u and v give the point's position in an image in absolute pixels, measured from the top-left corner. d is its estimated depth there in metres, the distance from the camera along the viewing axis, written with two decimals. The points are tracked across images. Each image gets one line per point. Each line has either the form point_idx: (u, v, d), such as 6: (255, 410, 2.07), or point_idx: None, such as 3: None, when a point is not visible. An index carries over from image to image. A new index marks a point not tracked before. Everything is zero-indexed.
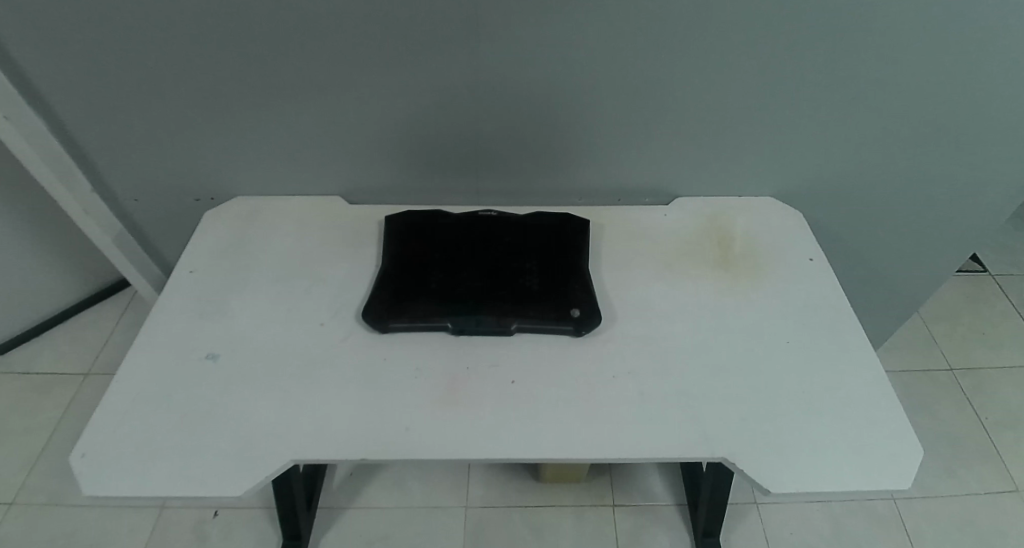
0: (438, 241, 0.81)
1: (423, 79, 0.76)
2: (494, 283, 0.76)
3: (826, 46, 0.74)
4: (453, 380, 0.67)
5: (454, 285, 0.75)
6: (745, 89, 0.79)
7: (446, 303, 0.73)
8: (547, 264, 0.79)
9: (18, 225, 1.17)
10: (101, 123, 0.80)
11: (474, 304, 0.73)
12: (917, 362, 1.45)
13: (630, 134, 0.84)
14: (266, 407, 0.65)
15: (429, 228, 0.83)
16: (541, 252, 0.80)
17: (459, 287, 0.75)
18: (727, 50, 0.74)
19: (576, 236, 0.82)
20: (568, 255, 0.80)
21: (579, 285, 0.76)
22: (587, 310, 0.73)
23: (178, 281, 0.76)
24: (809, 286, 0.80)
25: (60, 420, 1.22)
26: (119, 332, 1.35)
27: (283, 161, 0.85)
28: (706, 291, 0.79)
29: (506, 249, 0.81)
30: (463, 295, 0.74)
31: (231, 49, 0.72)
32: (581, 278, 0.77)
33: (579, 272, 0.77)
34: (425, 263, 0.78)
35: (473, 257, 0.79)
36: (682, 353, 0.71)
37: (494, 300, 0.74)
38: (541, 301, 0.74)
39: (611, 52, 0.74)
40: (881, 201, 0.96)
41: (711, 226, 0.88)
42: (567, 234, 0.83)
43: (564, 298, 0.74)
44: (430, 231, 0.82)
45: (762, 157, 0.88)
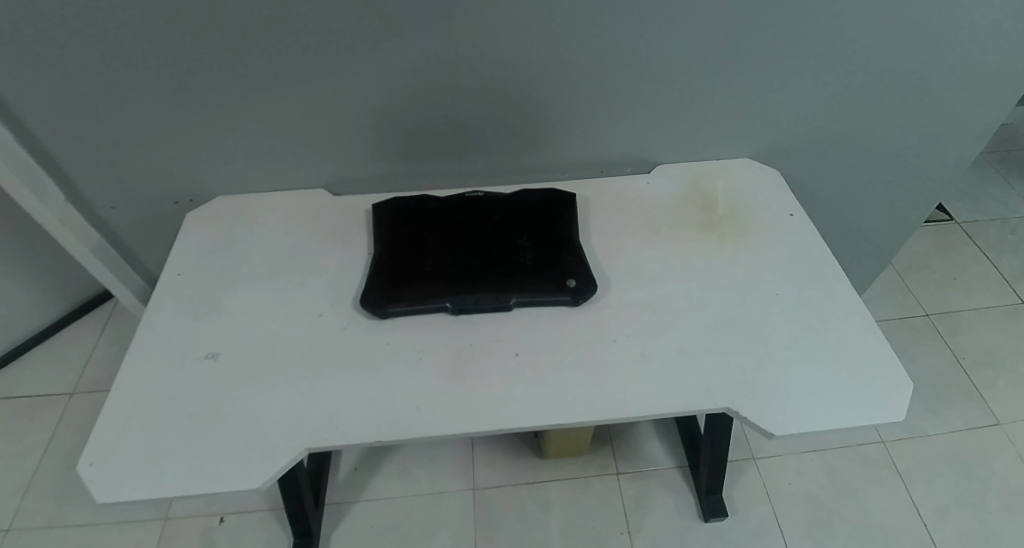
0: (428, 225, 0.82)
1: (402, 63, 0.76)
2: (489, 262, 0.77)
3: (797, 4, 0.76)
4: (458, 357, 0.68)
5: (449, 267, 0.76)
6: (721, 53, 0.80)
7: (443, 285, 0.74)
8: (539, 239, 0.80)
9: None
10: (71, 130, 0.77)
11: (472, 283, 0.74)
12: (895, 311, 1.50)
13: (610, 105, 0.85)
14: (274, 401, 0.64)
15: (417, 213, 0.83)
16: (532, 228, 0.82)
17: (454, 268, 0.76)
18: (702, 13, 0.75)
19: (563, 210, 0.84)
20: (558, 228, 0.81)
21: (572, 257, 0.77)
22: (582, 280, 0.75)
23: (168, 284, 0.75)
24: (792, 239, 0.82)
25: (50, 441, 1.19)
26: (102, 348, 1.32)
27: (264, 157, 0.84)
28: (696, 252, 0.80)
29: (497, 227, 0.82)
30: (460, 276, 0.75)
31: (202, 45, 0.71)
32: (573, 250, 0.78)
33: (571, 244, 0.79)
34: (418, 247, 0.79)
35: (465, 238, 0.80)
36: (678, 313, 0.73)
37: (491, 277, 0.75)
38: (537, 275, 0.75)
39: (588, 23, 0.74)
40: (853, 156, 0.99)
41: (694, 189, 0.90)
42: (555, 208, 0.84)
43: (559, 270, 0.76)
44: (419, 216, 0.83)
45: (739, 119, 0.90)
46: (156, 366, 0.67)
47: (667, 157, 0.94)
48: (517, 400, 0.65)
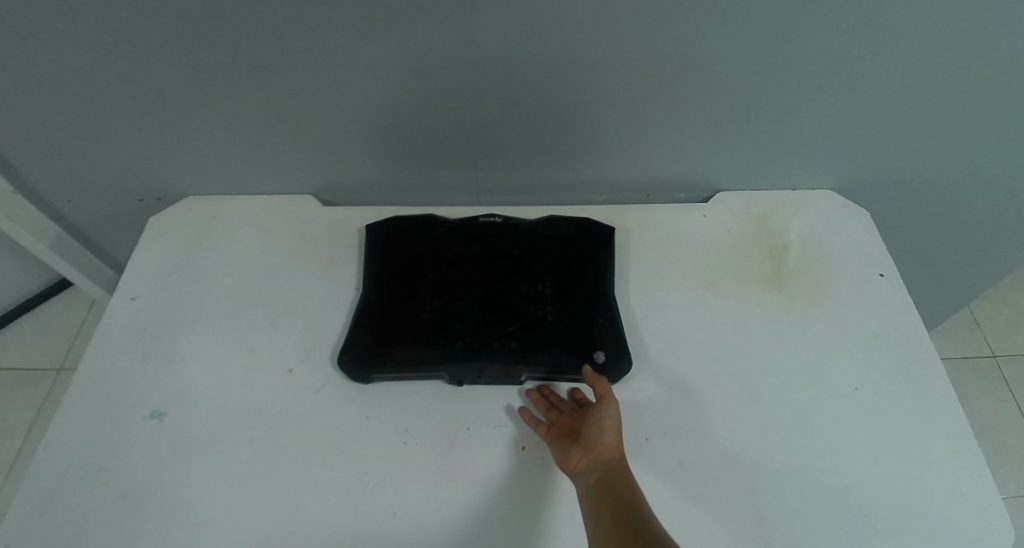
0: (430, 258, 0.67)
1: (409, 61, 0.60)
2: (500, 315, 0.63)
3: (945, 16, 0.56)
4: (450, 447, 0.56)
5: (451, 319, 0.63)
6: (821, 70, 0.61)
7: (442, 345, 0.61)
8: (564, 288, 0.65)
9: None
10: (9, 116, 0.64)
11: (477, 345, 0.61)
12: (958, 349, 1.32)
13: (666, 123, 0.68)
14: (223, 484, 0.53)
15: (419, 241, 0.69)
16: (556, 272, 0.67)
17: (457, 320, 0.63)
18: (809, 21, 0.57)
19: (596, 249, 0.68)
20: (588, 275, 0.66)
21: (604, 319, 0.63)
22: (613, 353, 0.61)
23: (117, 312, 0.63)
24: (879, 310, 0.66)
25: (34, 421, 1.10)
26: (93, 322, 1.21)
27: (241, 156, 0.70)
28: (757, 319, 0.65)
29: (513, 267, 0.67)
30: (463, 333, 0.62)
31: (154, 27, 0.56)
32: (605, 308, 0.64)
33: (603, 300, 0.64)
34: (416, 288, 0.65)
35: (473, 279, 0.66)
36: (727, 406, 0.58)
37: (501, 339, 0.61)
38: (558, 341, 0.61)
39: (651, 24, 0.57)
40: (972, 209, 0.79)
41: (760, 228, 0.73)
42: (586, 245, 0.69)
43: (585, 337, 0.62)
44: (421, 245, 0.68)
45: (828, 149, 0.71)
46: (90, 424, 0.56)
47: (729, 187, 0.77)
48: (518, 513, 0.52)
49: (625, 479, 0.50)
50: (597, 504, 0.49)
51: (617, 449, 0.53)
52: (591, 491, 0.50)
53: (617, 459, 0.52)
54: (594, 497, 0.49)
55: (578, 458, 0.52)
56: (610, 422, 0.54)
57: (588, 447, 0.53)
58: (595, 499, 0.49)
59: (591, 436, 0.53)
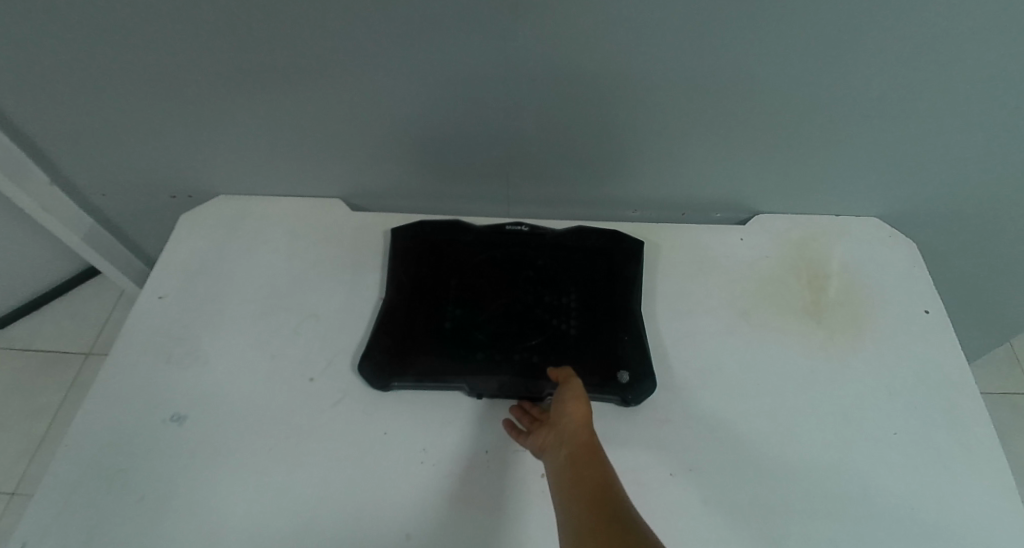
0: (454, 265, 0.66)
1: (445, 71, 0.58)
2: (523, 329, 0.62)
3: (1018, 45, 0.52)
4: (468, 468, 0.54)
5: (473, 329, 0.62)
6: (874, 96, 0.58)
7: (462, 357, 0.60)
8: (589, 302, 0.64)
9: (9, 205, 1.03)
10: (49, 111, 0.65)
11: (498, 359, 0.60)
12: (998, 385, 1.26)
13: (706, 143, 0.65)
14: (239, 492, 0.53)
15: (444, 246, 0.68)
16: (582, 285, 0.65)
17: (479, 332, 0.62)
18: (869, 43, 0.54)
19: (624, 263, 0.66)
20: (615, 291, 0.64)
21: (629, 338, 0.61)
22: (639, 374, 0.59)
23: (144, 310, 0.64)
24: (923, 349, 0.63)
25: (62, 402, 1.12)
26: (122, 308, 1.24)
27: (273, 158, 0.70)
28: (792, 352, 0.62)
29: (537, 277, 0.66)
30: (485, 345, 0.61)
31: (192, 30, 0.56)
32: (631, 326, 0.62)
33: (630, 317, 0.63)
34: (439, 296, 0.64)
35: (497, 288, 0.65)
36: (757, 444, 0.56)
37: (523, 353, 0.60)
38: (581, 358, 0.60)
39: (697, 42, 0.55)
40: None
41: (798, 254, 0.70)
42: (614, 260, 0.67)
43: (610, 356, 0.60)
44: (445, 250, 0.67)
45: (876, 177, 0.68)
46: (112, 422, 0.56)
47: (767, 210, 0.74)
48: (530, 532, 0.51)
49: (591, 455, 0.50)
50: (564, 481, 0.49)
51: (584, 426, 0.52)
52: (558, 468, 0.50)
53: (584, 435, 0.51)
54: (560, 475, 0.49)
55: (546, 439, 0.52)
56: (577, 399, 0.54)
57: (555, 426, 0.53)
58: (562, 476, 0.49)
59: (558, 416, 0.53)
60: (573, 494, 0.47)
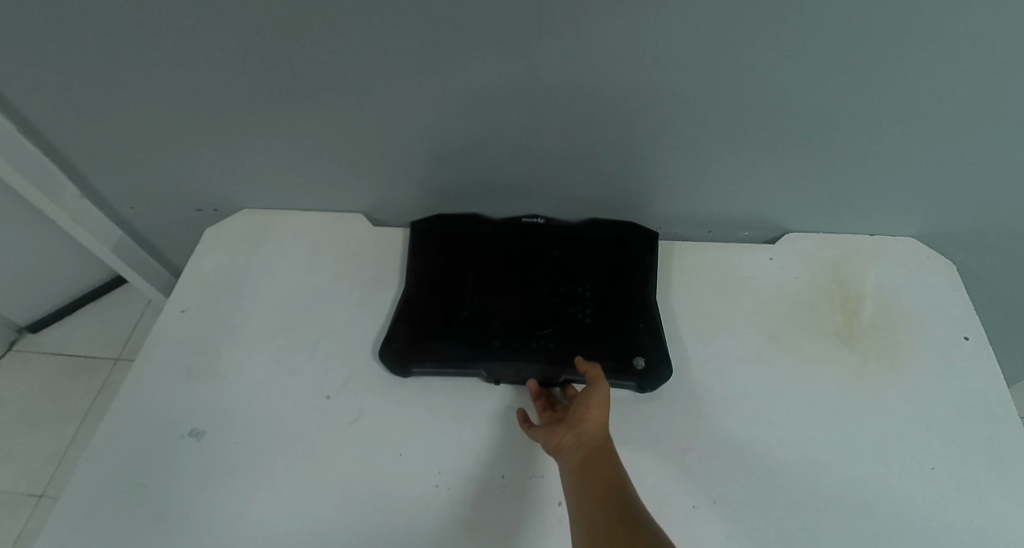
0: (471, 257, 0.67)
1: (467, 88, 0.58)
2: (539, 316, 0.63)
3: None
4: (484, 494, 0.53)
5: (490, 318, 0.63)
6: (912, 113, 0.56)
7: (479, 344, 0.61)
8: (604, 291, 0.64)
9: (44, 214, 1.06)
10: (81, 126, 0.67)
11: (514, 345, 0.61)
12: None
13: (734, 161, 0.63)
14: (253, 511, 0.53)
15: (460, 239, 0.68)
16: (597, 275, 0.66)
17: (496, 320, 0.63)
18: (906, 58, 0.52)
19: (639, 255, 0.67)
20: (631, 280, 0.65)
21: (645, 325, 0.62)
22: (655, 360, 0.60)
23: (167, 323, 0.64)
24: (963, 380, 0.60)
25: (90, 407, 1.14)
26: (150, 315, 1.26)
27: (295, 173, 0.70)
28: (823, 379, 0.59)
29: (553, 269, 0.66)
30: (502, 333, 0.62)
31: (218, 47, 0.56)
32: (647, 315, 0.63)
33: (645, 306, 0.63)
34: (456, 286, 0.65)
35: (513, 279, 0.65)
36: (784, 477, 0.53)
37: (540, 341, 0.61)
38: (597, 346, 0.61)
39: (725, 58, 0.53)
40: None
41: (831, 276, 0.67)
42: (629, 251, 0.67)
43: (627, 343, 0.61)
44: (462, 243, 0.68)
45: (914, 198, 0.65)
46: (132, 436, 0.57)
47: (798, 229, 0.71)
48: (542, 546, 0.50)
49: (609, 458, 0.49)
50: (580, 480, 0.48)
51: (602, 430, 0.51)
52: (575, 468, 0.49)
53: (602, 438, 0.51)
54: (577, 474, 0.48)
55: (562, 437, 0.52)
56: (597, 403, 0.53)
57: (572, 426, 0.52)
58: (579, 475, 0.48)
59: (576, 416, 0.53)
60: (591, 495, 0.46)
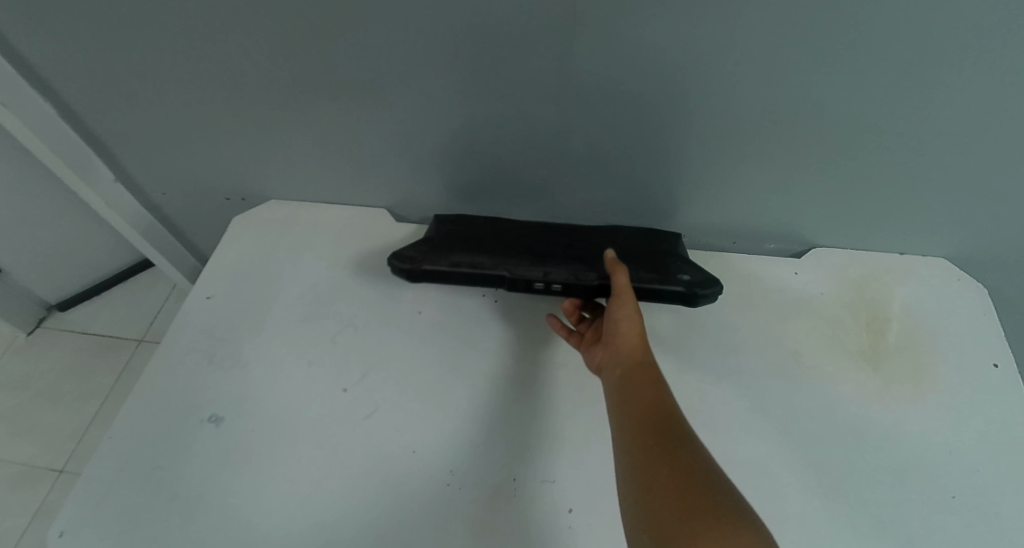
0: (500, 229, 0.70)
1: (496, 88, 0.58)
2: (572, 253, 0.65)
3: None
4: (495, 494, 0.53)
5: (523, 251, 0.65)
6: (950, 131, 0.55)
7: (516, 261, 0.63)
8: (636, 246, 0.67)
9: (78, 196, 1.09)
10: (118, 112, 0.68)
11: (551, 265, 0.63)
12: None
13: (762, 172, 0.62)
14: (266, 498, 0.53)
15: (488, 225, 0.71)
16: (626, 241, 0.69)
17: (529, 252, 0.65)
18: (948, 74, 0.50)
19: (663, 235, 0.69)
20: (660, 244, 0.68)
21: (680, 258, 0.65)
22: (698, 278, 0.61)
23: (192, 309, 0.65)
24: (991, 408, 0.58)
25: (113, 387, 1.17)
26: (174, 300, 1.28)
27: (323, 166, 0.71)
28: (843, 398, 0.58)
29: (579, 242, 0.68)
30: (538, 258, 0.64)
31: (253, 40, 0.57)
32: (681, 257, 0.65)
33: (677, 254, 0.66)
34: (488, 235, 0.68)
35: (543, 241, 0.68)
36: (800, 496, 0.53)
37: (577, 264, 0.63)
38: (637, 266, 0.62)
39: (758, 68, 0.52)
40: None
41: (857, 294, 0.66)
42: (651, 234, 0.69)
43: (667, 270, 0.63)
44: (490, 225, 0.70)
45: (948, 219, 0.63)
46: (154, 417, 0.58)
47: (826, 244, 0.70)
48: None
49: (643, 371, 0.51)
50: (618, 394, 0.51)
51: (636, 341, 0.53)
52: (613, 383, 0.52)
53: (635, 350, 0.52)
54: (615, 390, 0.51)
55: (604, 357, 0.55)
56: (629, 315, 0.54)
57: (608, 345, 0.55)
58: (616, 389, 0.51)
59: (612, 333, 0.55)
60: (628, 405, 0.49)
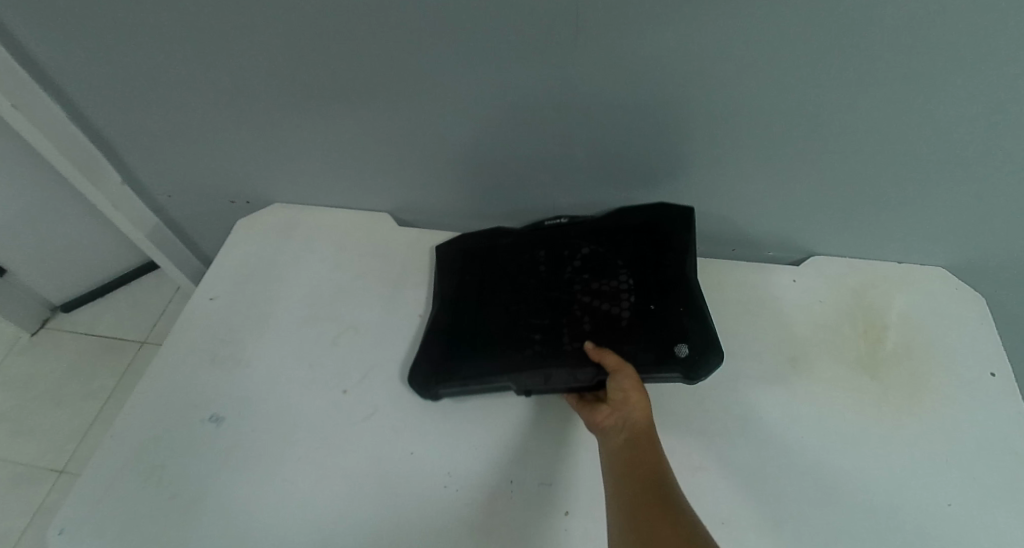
0: (495, 266, 0.66)
1: (500, 95, 0.59)
2: (570, 317, 0.61)
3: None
4: (493, 497, 0.54)
5: (517, 321, 0.61)
6: (945, 142, 0.55)
7: (509, 353, 0.59)
8: (640, 279, 0.61)
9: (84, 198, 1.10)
10: (126, 115, 0.69)
11: (546, 352, 0.58)
12: None
13: (761, 181, 0.63)
14: (266, 498, 0.54)
15: (486, 253, 0.67)
16: (631, 260, 0.63)
17: (524, 325, 0.61)
18: (948, 85, 0.51)
19: (673, 228, 0.63)
20: (666, 261, 0.62)
21: (687, 309, 0.59)
22: (699, 347, 0.56)
23: (195, 310, 0.66)
24: (988, 416, 0.58)
25: (115, 388, 1.18)
26: (177, 302, 1.29)
27: (327, 170, 0.72)
28: (840, 404, 0.59)
29: (585, 271, 0.64)
30: (533, 338, 0.60)
31: (259, 46, 0.58)
32: (687, 296, 0.59)
33: (683, 286, 0.60)
34: (481, 297, 0.63)
35: (545, 283, 0.64)
36: (796, 502, 0.53)
37: (573, 343, 0.59)
38: (635, 340, 0.58)
39: (756, 78, 0.53)
40: None
41: (856, 302, 0.66)
42: (663, 229, 0.63)
43: (668, 336, 0.57)
44: (487, 258, 0.66)
45: (946, 228, 0.64)
46: (156, 417, 0.58)
47: (825, 252, 0.70)
48: None
49: (648, 445, 0.50)
50: (618, 465, 0.49)
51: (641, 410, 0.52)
52: (613, 452, 0.51)
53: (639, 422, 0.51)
54: (615, 459, 0.50)
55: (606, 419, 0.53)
56: (634, 387, 0.53)
57: (614, 409, 0.53)
58: (617, 461, 0.50)
59: (616, 400, 0.53)
60: (629, 475, 0.48)
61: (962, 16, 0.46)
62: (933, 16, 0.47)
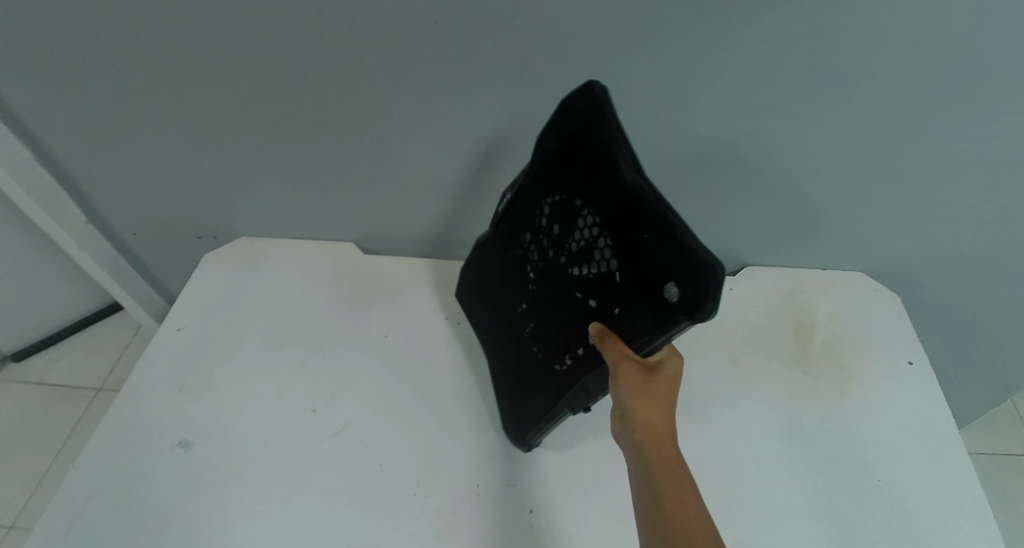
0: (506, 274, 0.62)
1: (452, 130, 0.63)
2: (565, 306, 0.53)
3: (990, 121, 0.56)
4: (461, 501, 0.56)
5: (540, 335, 0.57)
6: (851, 165, 0.62)
7: (551, 378, 0.56)
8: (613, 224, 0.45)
9: (44, 243, 1.10)
10: (95, 155, 0.72)
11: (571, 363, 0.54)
12: (1003, 445, 1.22)
13: (695, 204, 0.69)
14: (236, 517, 0.55)
15: (491, 260, 0.64)
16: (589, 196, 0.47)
17: (546, 335, 0.56)
18: (849, 116, 0.57)
19: (598, 132, 0.45)
20: (619, 183, 0.43)
21: (652, 231, 0.41)
22: (684, 281, 0.39)
23: (163, 340, 0.67)
24: (907, 400, 0.65)
25: (70, 435, 1.14)
26: (137, 345, 1.27)
27: (292, 203, 0.75)
28: (779, 397, 0.64)
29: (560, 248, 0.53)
30: (558, 351, 0.55)
31: (226, 88, 0.62)
32: (648, 216, 0.41)
33: (644, 205, 0.41)
34: (511, 321, 0.61)
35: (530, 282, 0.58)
36: (742, 487, 0.57)
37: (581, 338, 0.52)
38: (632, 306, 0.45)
39: (681, 111, 0.59)
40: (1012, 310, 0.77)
41: (787, 306, 0.73)
42: (585, 136, 0.46)
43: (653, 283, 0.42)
44: (495, 269, 0.63)
45: (861, 241, 0.71)
46: (123, 446, 0.59)
47: (758, 263, 0.77)
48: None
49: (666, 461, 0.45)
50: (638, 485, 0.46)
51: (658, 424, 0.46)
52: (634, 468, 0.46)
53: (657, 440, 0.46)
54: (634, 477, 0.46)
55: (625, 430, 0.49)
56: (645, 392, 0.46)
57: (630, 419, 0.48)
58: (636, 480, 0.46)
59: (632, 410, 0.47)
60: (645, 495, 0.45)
61: (852, 59, 0.53)
62: (826, 57, 0.53)
